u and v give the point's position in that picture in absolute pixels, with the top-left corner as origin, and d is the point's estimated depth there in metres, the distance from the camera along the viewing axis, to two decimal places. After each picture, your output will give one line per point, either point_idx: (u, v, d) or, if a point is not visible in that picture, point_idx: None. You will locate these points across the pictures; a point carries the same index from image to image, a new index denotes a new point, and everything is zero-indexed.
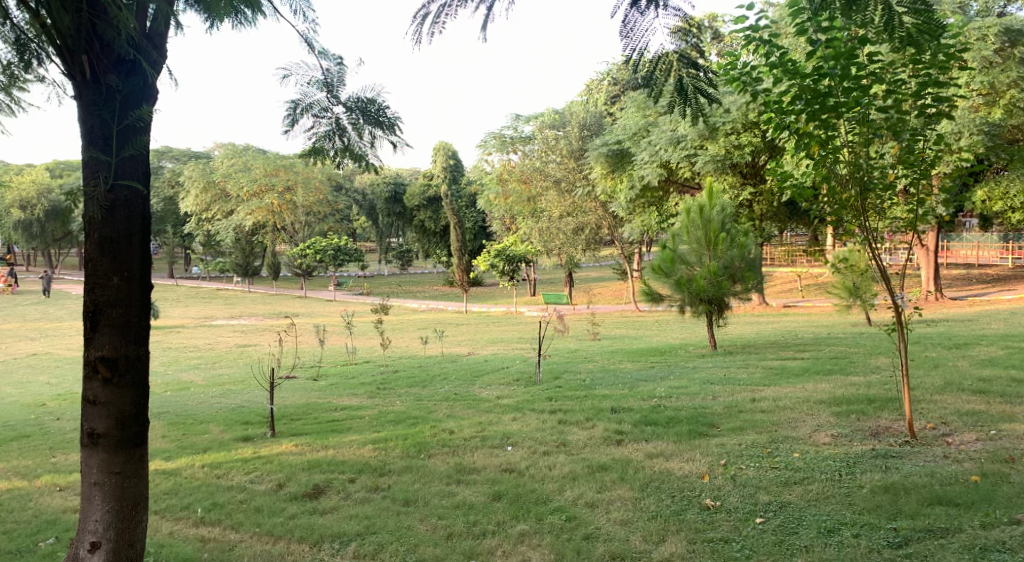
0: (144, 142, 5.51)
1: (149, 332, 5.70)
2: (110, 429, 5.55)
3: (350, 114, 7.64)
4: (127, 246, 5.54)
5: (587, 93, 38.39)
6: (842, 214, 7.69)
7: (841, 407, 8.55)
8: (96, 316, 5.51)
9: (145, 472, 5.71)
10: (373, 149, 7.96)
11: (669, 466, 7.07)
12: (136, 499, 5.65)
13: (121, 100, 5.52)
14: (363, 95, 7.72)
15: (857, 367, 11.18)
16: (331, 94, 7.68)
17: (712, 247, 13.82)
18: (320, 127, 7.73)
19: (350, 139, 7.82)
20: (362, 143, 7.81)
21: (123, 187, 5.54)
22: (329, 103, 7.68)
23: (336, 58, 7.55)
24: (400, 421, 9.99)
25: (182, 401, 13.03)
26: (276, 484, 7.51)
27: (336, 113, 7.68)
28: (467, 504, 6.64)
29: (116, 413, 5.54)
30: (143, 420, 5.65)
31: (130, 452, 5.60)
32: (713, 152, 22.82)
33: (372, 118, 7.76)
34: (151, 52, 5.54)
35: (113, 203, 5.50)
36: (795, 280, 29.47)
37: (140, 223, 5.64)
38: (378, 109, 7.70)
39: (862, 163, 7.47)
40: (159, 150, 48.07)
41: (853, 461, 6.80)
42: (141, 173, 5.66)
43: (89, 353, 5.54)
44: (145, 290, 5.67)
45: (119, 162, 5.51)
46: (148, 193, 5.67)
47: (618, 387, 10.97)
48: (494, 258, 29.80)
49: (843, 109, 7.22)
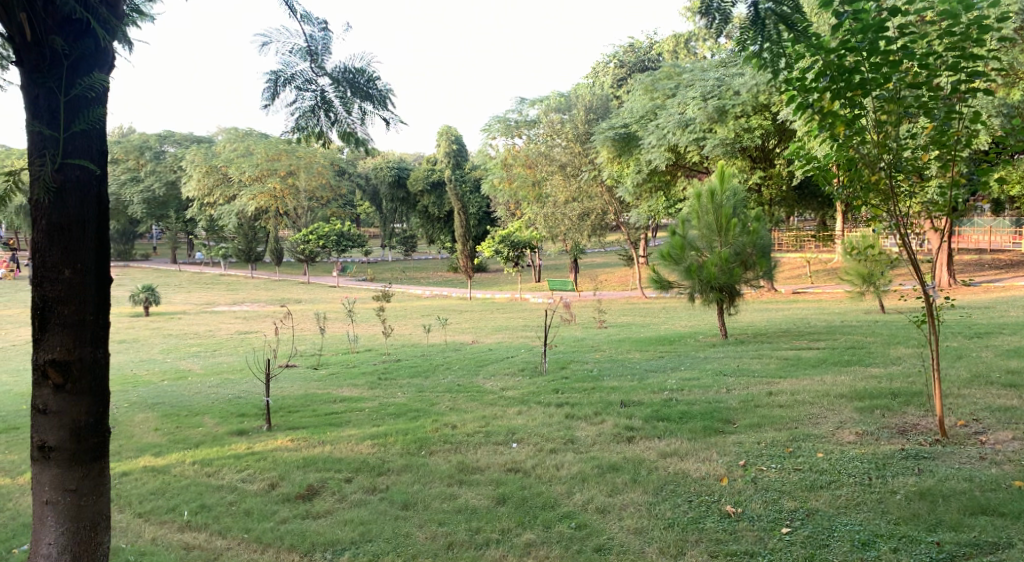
0: (97, 116, 5.08)
1: (107, 327, 5.28)
2: (64, 442, 5.15)
3: (337, 87, 7.09)
4: (79, 234, 5.12)
5: (593, 76, 37.81)
6: (868, 198, 7.19)
7: (864, 402, 8.12)
8: (46, 315, 5.11)
9: (105, 489, 5.32)
10: (363, 126, 7.43)
11: (684, 466, 6.66)
12: (95, 519, 5.27)
13: (69, 67, 5.09)
14: (351, 64, 7.14)
15: (876, 358, 10.73)
16: (316, 64, 7.06)
17: (724, 232, 13.36)
18: (303, 102, 7.16)
19: (338, 114, 7.28)
20: (352, 120, 7.28)
21: (74, 167, 5.11)
22: (313, 74, 7.09)
23: (321, 23, 6.96)
24: (401, 414, 9.59)
25: (177, 392, 12.63)
26: (268, 484, 7.12)
27: (321, 85, 7.12)
28: (469, 508, 6.25)
29: (71, 425, 5.15)
30: (101, 430, 5.26)
31: (88, 468, 5.21)
32: (723, 135, 22.30)
33: (362, 91, 7.22)
34: (103, 10, 5.06)
35: (63, 186, 5.08)
36: (804, 264, 29.03)
37: (95, 208, 5.21)
38: (369, 80, 7.16)
39: (891, 144, 6.97)
40: (161, 134, 47.32)
41: (883, 462, 6.38)
42: (94, 152, 5.24)
43: (38, 357, 5.13)
44: (103, 285, 5.25)
45: (68, 138, 5.08)
46: (103, 173, 5.25)
47: (627, 378, 10.56)
48: (499, 244, 29.42)
49: (872, 86, 6.71)
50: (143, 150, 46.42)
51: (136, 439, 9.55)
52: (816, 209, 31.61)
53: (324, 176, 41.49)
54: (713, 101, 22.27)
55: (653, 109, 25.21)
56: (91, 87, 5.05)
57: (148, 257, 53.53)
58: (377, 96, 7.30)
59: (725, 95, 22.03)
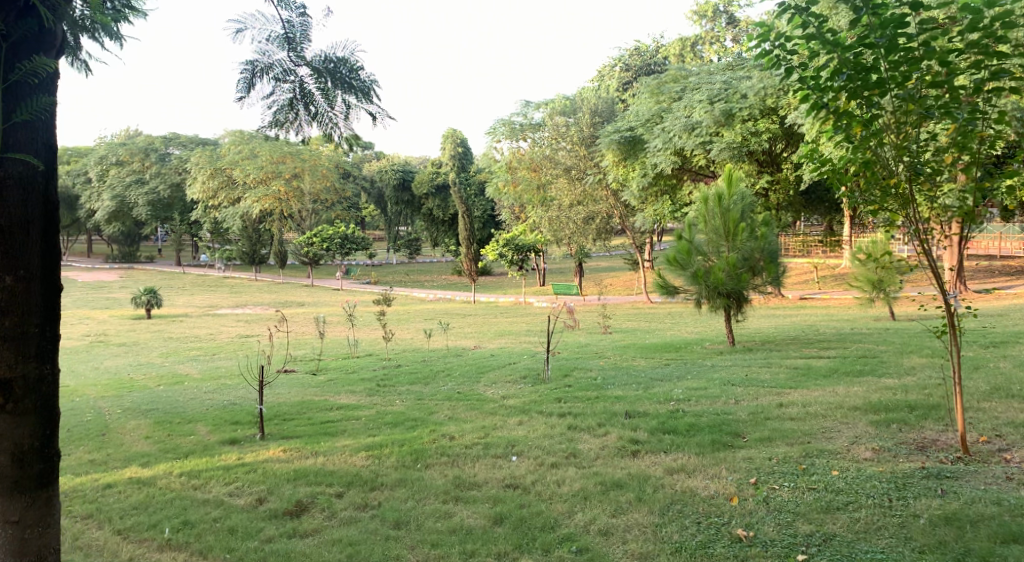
0: (41, 109, 5.17)
1: (54, 339, 5.36)
2: (7, 469, 5.20)
3: (318, 77, 6.83)
4: (25, 240, 5.23)
5: (599, 79, 37.49)
6: (885, 203, 6.78)
7: (880, 416, 7.77)
8: None
9: (52, 519, 5.36)
10: (345, 120, 7.14)
11: (692, 484, 6.33)
12: (40, 550, 5.29)
13: (8, 49, 5.15)
14: (331, 54, 6.90)
15: (889, 367, 10.39)
16: (294, 53, 6.80)
17: (731, 237, 13.01)
18: (281, 94, 6.84)
19: (318, 106, 6.99)
20: (334, 112, 7.00)
21: (16, 161, 5.21)
22: (292, 65, 6.82)
23: (298, 9, 6.71)
24: (398, 424, 9.26)
25: (171, 397, 12.31)
26: (256, 498, 6.81)
27: (301, 76, 6.85)
28: (464, 528, 5.94)
29: (14, 449, 5.21)
30: (46, 455, 5.32)
31: (32, 496, 5.26)
32: (730, 139, 21.94)
33: (344, 81, 6.96)
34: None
35: (6, 180, 5.18)
36: (810, 269, 28.67)
37: (40, 206, 5.33)
38: (351, 70, 6.91)
39: (911, 146, 6.58)
40: (165, 136, 47.11)
41: (903, 481, 6.04)
42: (39, 145, 5.33)
43: None
44: (47, 295, 5.35)
45: (10, 129, 5.17)
46: (46, 167, 5.36)
47: (632, 387, 10.23)
48: (503, 248, 29.05)
49: (891, 85, 6.34)
50: (148, 152, 46.17)
51: (125, 448, 9.24)
52: (823, 214, 31.30)
53: (329, 179, 41.42)
54: (720, 104, 22.08)
55: (659, 112, 24.91)
56: (41, 70, 5.12)
57: (153, 259, 53.32)
58: (359, 88, 7.04)
59: (731, 98, 22.19)
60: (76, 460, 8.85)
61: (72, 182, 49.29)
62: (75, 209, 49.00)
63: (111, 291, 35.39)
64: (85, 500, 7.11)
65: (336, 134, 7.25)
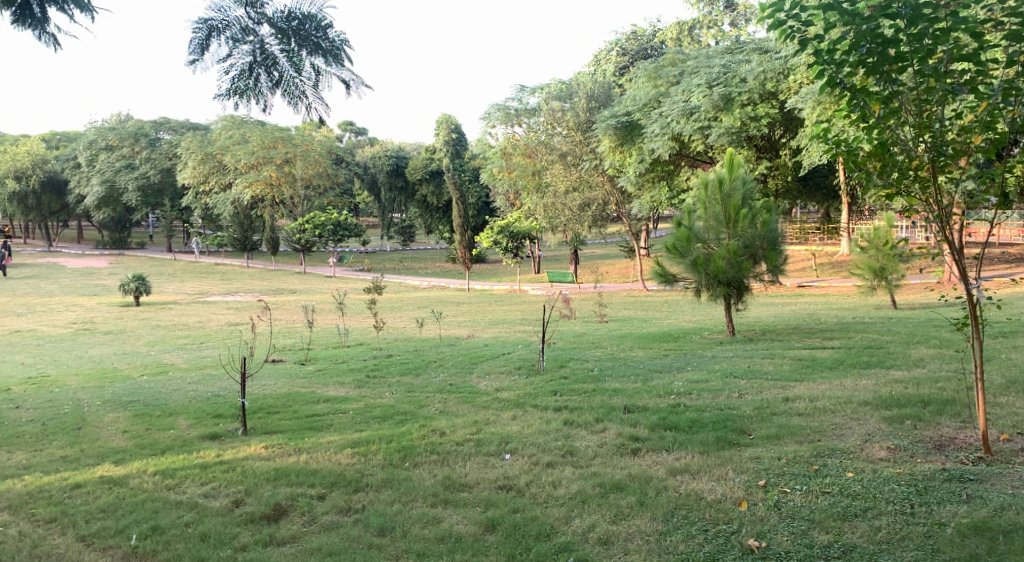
0: None
1: None
2: None
3: (280, 31, 6.18)
4: None
5: (596, 62, 36.86)
6: (903, 186, 6.27)
7: (893, 411, 7.38)
8: None
9: None
10: (315, 88, 6.42)
11: (696, 486, 5.97)
12: None
13: None
14: (296, 10, 6.29)
15: (897, 359, 9.97)
16: (254, 11, 6.21)
17: (732, 224, 12.60)
18: (239, 56, 6.19)
19: (282, 69, 6.29)
20: (300, 72, 6.27)
21: None
22: (251, 22, 6.20)
23: None
24: (387, 418, 8.84)
25: (153, 389, 11.86)
26: (232, 500, 6.41)
27: (261, 34, 6.22)
28: (453, 536, 5.58)
29: None
30: None
31: None
32: (728, 124, 21.45)
33: (311, 42, 6.33)
34: None
35: None
36: (808, 256, 28.23)
37: None
38: (318, 27, 6.28)
39: (935, 125, 6.12)
40: (155, 121, 46.43)
41: (924, 485, 5.70)
42: None
43: None
44: None
45: None
46: None
47: (630, 379, 9.81)
48: (497, 235, 28.32)
49: (912, 59, 5.91)
50: (138, 137, 45.54)
51: (101, 443, 8.81)
52: (820, 201, 30.93)
53: (321, 164, 40.92)
54: (719, 88, 21.73)
55: (657, 96, 24.50)
56: None
57: (144, 245, 52.76)
58: (329, 51, 6.37)
59: (731, 81, 21.90)
60: (48, 457, 8.42)
61: (61, 167, 48.67)
62: (64, 194, 48.33)
63: (100, 277, 34.93)
64: (50, 502, 6.69)
65: (303, 106, 6.48)
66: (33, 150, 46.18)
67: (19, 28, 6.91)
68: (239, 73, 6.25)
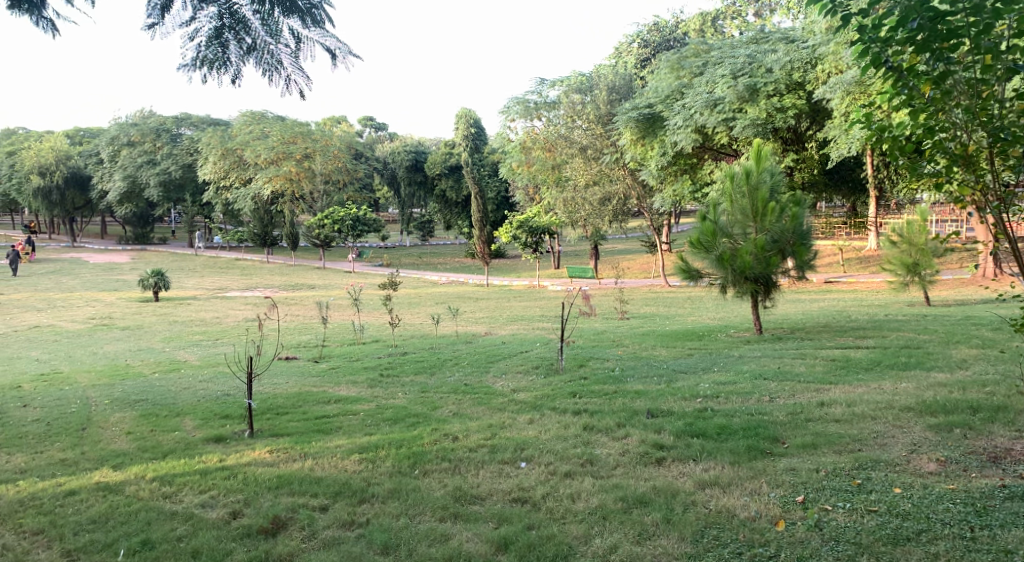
0: None
1: None
2: None
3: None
4: None
5: (617, 55, 36.22)
6: (955, 172, 5.73)
7: (939, 418, 6.85)
8: None
9: None
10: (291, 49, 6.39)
11: (728, 502, 5.52)
12: None
13: None
14: None
15: (937, 360, 9.43)
16: None
17: (759, 218, 12.03)
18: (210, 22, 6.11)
19: (256, 33, 6.25)
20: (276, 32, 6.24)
21: None
22: None
23: None
24: (398, 421, 8.42)
25: (163, 387, 11.52)
26: (230, 511, 6.02)
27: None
28: (463, 556, 5.18)
29: None
30: None
31: None
32: (753, 115, 20.80)
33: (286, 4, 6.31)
34: None
35: None
36: (835, 251, 27.57)
37: None
38: None
39: (993, 108, 5.61)
40: (178, 116, 46.36)
41: (983, 504, 5.26)
42: None
43: None
44: None
45: None
46: None
47: (655, 380, 9.34)
48: (516, 231, 27.15)
49: (966, 35, 5.40)
50: (160, 133, 45.63)
51: (102, 446, 8.44)
52: (847, 194, 30.21)
53: (340, 159, 40.65)
54: (744, 79, 21.14)
55: (680, 88, 23.81)
56: None
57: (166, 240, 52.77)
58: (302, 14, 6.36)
59: (756, 72, 21.35)
60: (47, 460, 8.07)
61: (84, 163, 48.74)
62: (87, 190, 48.38)
63: (120, 272, 34.81)
64: (39, 511, 6.32)
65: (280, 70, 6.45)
66: (57, 147, 46.22)
67: (15, 12, 6.62)
68: (207, 39, 6.25)
